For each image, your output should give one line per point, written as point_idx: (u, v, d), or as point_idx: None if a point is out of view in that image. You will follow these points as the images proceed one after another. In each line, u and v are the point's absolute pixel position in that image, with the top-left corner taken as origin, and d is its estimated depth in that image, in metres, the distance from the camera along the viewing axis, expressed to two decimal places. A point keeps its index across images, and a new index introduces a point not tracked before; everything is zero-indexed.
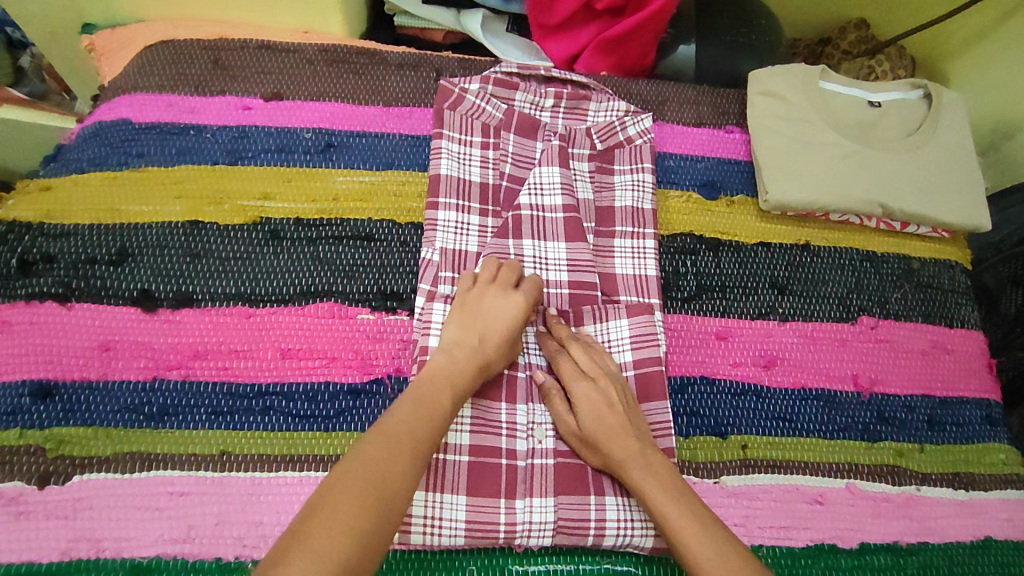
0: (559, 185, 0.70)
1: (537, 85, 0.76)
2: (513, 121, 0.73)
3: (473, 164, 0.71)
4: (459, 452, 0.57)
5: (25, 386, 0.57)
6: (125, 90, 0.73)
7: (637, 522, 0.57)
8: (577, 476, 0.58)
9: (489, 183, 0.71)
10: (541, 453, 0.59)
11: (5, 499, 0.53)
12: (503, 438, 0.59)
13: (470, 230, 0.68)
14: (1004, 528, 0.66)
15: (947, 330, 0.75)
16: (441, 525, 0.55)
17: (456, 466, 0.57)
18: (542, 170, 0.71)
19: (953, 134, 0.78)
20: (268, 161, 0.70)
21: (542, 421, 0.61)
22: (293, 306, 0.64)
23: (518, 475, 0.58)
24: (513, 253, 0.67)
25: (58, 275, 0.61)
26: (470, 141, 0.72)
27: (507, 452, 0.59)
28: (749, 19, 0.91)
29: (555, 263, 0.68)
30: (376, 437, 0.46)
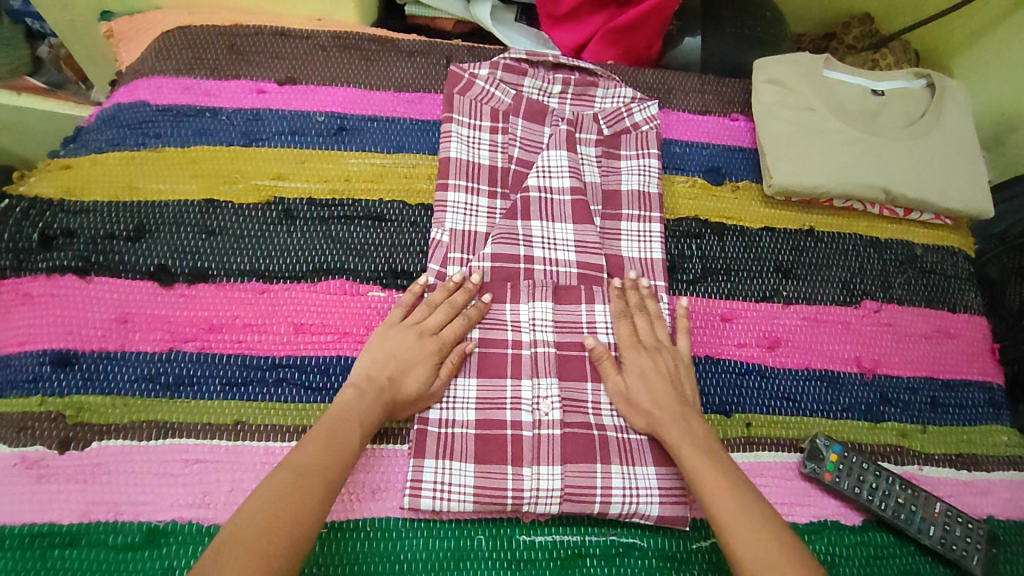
0: (566, 169, 0.71)
1: (546, 72, 0.78)
2: (521, 107, 0.75)
3: (483, 148, 0.73)
4: (465, 426, 0.59)
5: (46, 355, 0.59)
6: (143, 74, 0.75)
7: (642, 489, 0.58)
8: (584, 447, 0.59)
9: (498, 166, 0.72)
10: (547, 424, 0.60)
11: (27, 462, 0.55)
12: (508, 412, 0.60)
13: (480, 212, 0.69)
14: (1007, 508, 0.66)
15: (950, 315, 0.75)
16: (449, 490, 0.56)
17: (464, 438, 0.59)
18: (550, 153, 0.72)
19: (956, 123, 0.79)
20: (281, 142, 0.71)
21: (547, 394, 0.61)
22: (306, 283, 0.65)
23: (524, 445, 0.59)
24: (521, 233, 0.68)
25: (78, 249, 0.63)
26: (480, 125, 0.73)
27: (512, 425, 0.60)
28: (754, 11, 0.92)
29: (563, 245, 0.68)
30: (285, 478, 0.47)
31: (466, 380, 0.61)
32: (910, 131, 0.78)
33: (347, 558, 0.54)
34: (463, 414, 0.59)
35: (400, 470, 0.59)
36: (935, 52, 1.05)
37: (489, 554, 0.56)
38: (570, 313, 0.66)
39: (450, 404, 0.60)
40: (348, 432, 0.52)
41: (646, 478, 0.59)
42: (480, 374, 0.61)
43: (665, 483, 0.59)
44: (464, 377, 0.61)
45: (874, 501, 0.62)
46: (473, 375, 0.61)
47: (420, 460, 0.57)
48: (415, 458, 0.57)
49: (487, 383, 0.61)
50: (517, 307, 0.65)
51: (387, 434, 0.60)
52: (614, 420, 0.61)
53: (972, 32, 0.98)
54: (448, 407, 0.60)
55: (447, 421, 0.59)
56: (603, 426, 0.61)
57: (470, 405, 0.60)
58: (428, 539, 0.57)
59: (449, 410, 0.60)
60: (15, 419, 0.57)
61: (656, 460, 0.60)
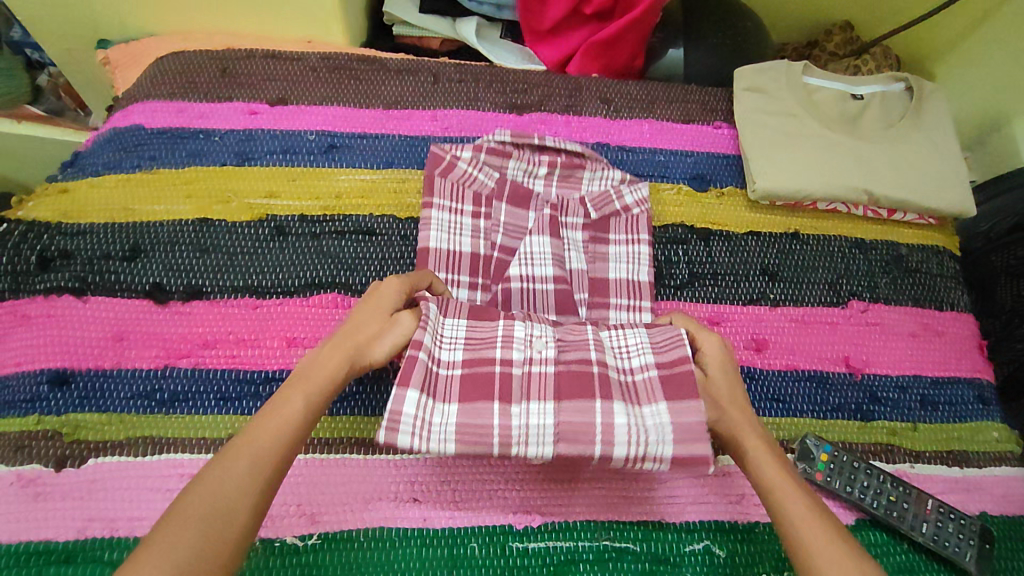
0: (550, 257, 0.69)
1: (530, 154, 0.76)
2: (504, 189, 0.73)
3: (464, 233, 0.71)
4: (451, 366, 0.57)
5: (42, 374, 0.60)
6: (138, 99, 0.76)
7: (652, 435, 0.54)
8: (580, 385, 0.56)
9: (480, 253, 0.70)
10: (541, 361, 0.58)
11: (24, 481, 0.56)
12: (498, 349, 0.58)
13: (462, 233, 0.70)
14: (999, 503, 0.67)
15: (937, 313, 0.76)
16: (430, 429, 0.53)
17: (449, 378, 0.56)
18: (534, 239, 0.69)
19: (935, 125, 0.80)
20: (274, 161, 0.73)
21: (541, 334, 0.59)
22: (299, 298, 0.66)
23: (514, 382, 0.56)
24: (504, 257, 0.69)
25: (75, 270, 0.65)
26: (462, 209, 0.71)
27: (502, 361, 0.57)
28: (736, 22, 0.94)
29: (540, 259, 0.68)
30: (228, 466, 0.42)
31: (456, 320, 0.60)
32: (892, 135, 0.79)
33: (341, 567, 0.55)
34: (450, 353, 0.58)
35: (393, 481, 0.59)
36: (918, 57, 1.06)
37: (481, 562, 0.57)
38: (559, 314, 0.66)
39: (438, 341, 0.57)
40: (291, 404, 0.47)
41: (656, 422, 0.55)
42: (470, 317, 0.60)
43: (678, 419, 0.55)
44: (454, 319, 0.60)
45: (866, 500, 0.62)
46: (462, 317, 0.60)
47: (403, 389, 0.53)
48: (398, 386, 0.53)
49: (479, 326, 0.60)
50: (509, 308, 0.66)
51: (379, 445, 0.61)
52: (616, 360, 0.59)
53: (955, 34, 0.99)
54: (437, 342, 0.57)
55: (434, 357, 0.56)
56: (605, 363, 0.58)
57: (458, 345, 0.58)
58: (422, 548, 0.57)
59: (437, 344, 0.57)
60: (13, 438, 0.58)
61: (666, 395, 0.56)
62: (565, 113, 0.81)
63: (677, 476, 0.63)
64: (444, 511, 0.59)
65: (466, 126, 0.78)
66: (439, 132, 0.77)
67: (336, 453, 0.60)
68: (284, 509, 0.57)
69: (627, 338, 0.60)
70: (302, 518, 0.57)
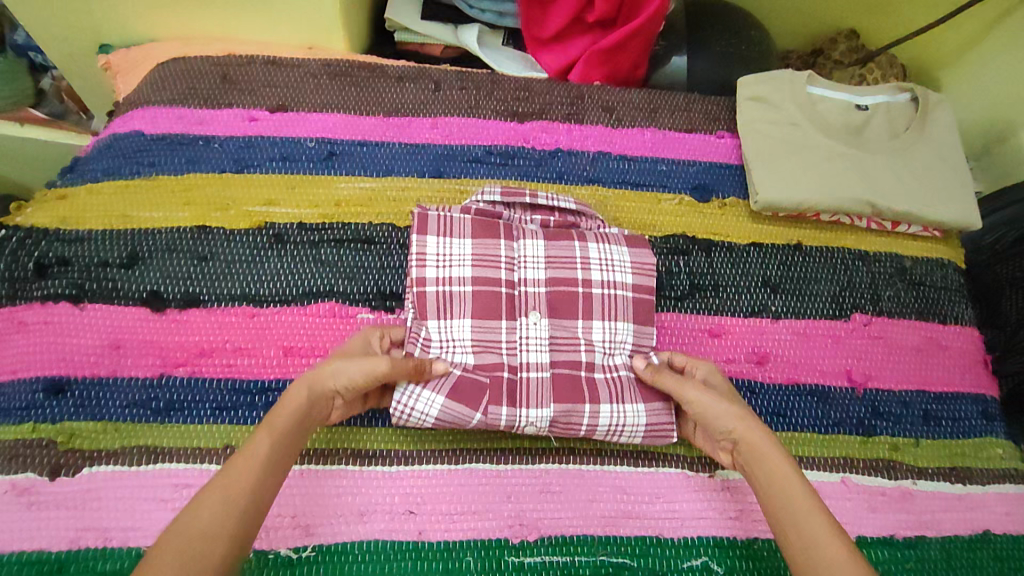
0: (543, 260, 0.66)
1: (522, 212, 0.71)
2: (497, 229, 0.67)
3: (453, 266, 0.65)
4: (463, 283, 0.64)
5: (38, 382, 0.60)
6: (138, 105, 0.76)
7: (628, 424, 0.61)
8: (567, 303, 0.65)
9: (467, 295, 0.64)
10: (536, 366, 0.62)
11: (18, 489, 0.56)
12: (502, 270, 0.65)
13: (454, 261, 0.65)
14: (1003, 522, 0.66)
15: (941, 327, 0.75)
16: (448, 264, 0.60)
17: (461, 296, 0.64)
18: (526, 243, 0.67)
19: (940, 137, 0.80)
20: (272, 168, 0.73)
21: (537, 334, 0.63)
22: (296, 306, 0.66)
23: (517, 301, 0.65)
24: (503, 253, 0.66)
25: (72, 277, 0.64)
26: (447, 266, 0.65)
27: (506, 282, 0.65)
28: (739, 30, 0.93)
29: (535, 344, 0.63)
30: (205, 507, 0.41)
31: (461, 322, 0.63)
32: (896, 146, 0.78)
33: None
34: (460, 271, 0.64)
35: (388, 493, 0.59)
36: (923, 66, 1.05)
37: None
38: (565, 330, 0.65)
39: (448, 348, 0.62)
40: (254, 445, 0.47)
41: (634, 414, 0.61)
42: (473, 316, 0.64)
43: (654, 419, 0.61)
44: (459, 319, 0.63)
45: None
46: (441, 394, 0.58)
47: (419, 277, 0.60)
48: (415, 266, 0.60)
49: (483, 326, 0.63)
50: (514, 323, 0.64)
51: (375, 456, 0.61)
52: (603, 357, 0.65)
53: (961, 44, 0.98)
54: (444, 266, 0.65)
55: (444, 279, 0.64)
56: (589, 281, 0.66)
57: (468, 264, 0.65)
58: (417, 561, 0.57)
59: (445, 268, 0.65)
60: (7, 446, 0.57)
61: (645, 397, 0.62)
62: (566, 122, 0.80)
63: (676, 490, 0.62)
64: (440, 524, 0.58)
65: (467, 134, 0.78)
66: (439, 140, 0.77)
67: (331, 464, 0.60)
68: (278, 522, 0.56)
69: (617, 330, 0.65)
70: (297, 529, 0.56)
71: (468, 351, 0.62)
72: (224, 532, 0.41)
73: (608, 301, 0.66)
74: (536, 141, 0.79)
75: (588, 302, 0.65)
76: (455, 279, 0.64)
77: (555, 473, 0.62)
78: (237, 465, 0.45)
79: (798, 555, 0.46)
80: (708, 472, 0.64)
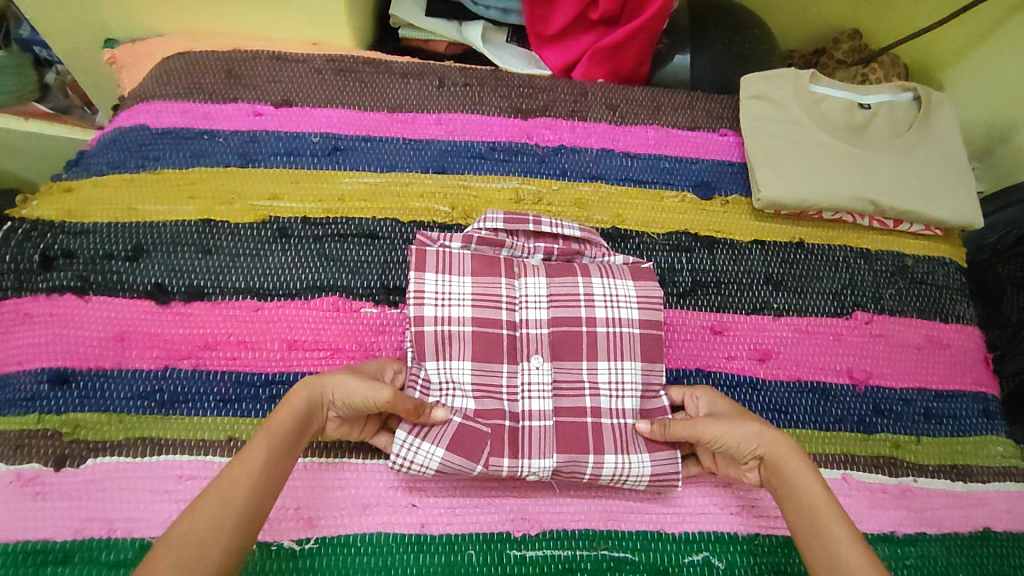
0: (545, 299, 0.65)
1: (525, 240, 0.69)
2: (498, 267, 0.66)
3: (453, 305, 0.63)
4: (462, 323, 0.63)
5: (44, 373, 0.60)
6: (144, 99, 0.77)
7: (631, 475, 0.60)
8: (571, 344, 0.63)
9: (467, 334, 0.63)
10: (538, 415, 0.61)
11: (24, 479, 0.56)
12: (503, 310, 0.64)
13: (454, 301, 0.63)
14: (1003, 520, 0.66)
15: (943, 325, 0.76)
16: (450, 295, 0.63)
17: (461, 336, 0.62)
18: (528, 280, 0.66)
19: (942, 136, 0.80)
20: (277, 163, 0.73)
21: (540, 379, 0.62)
22: (300, 300, 0.66)
23: (517, 343, 0.64)
24: (504, 293, 0.65)
25: (77, 269, 0.65)
26: (448, 304, 0.63)
27: (506, 322, 0.64)
28: (743, 29, 0.94)
29: (538, 391, 0.62)
30: (202, 513, 0.42)
31: (461, 365, 0.62)
32: (899, 144, 0.79)
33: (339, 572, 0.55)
34: (459, 312, 0.63)
35: (391, 487, 0.59)
36: (926, 66, 1.05)
37: (479, 569, 0.57)
38: (569, 371, 0.63)
39: (448, 392, 0.61)
40: (253, 451, 0.47)
41: (638, 465, 0.60)
42: (474, 360, 0.62)
43: (659, 469, 0.60)
44: (459, 361, 0.62)
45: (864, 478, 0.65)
46: (441, 446, 0.57)
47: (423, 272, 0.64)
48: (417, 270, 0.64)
49: (483, 369, 0.62)
50: (515, 368, 0.63)
51: (377, 450, 0.61)
52: (611, 401, 0.62)
53: (963, 44, 0.98)
54: (443, 305, 0.63)
55: (442, 318, 0.63)
56: (594, 318, 0.64)
57: (467, 303, 0.64)
58: (419, 554, 0.57)
59: (444, 307, 0.63)
60: (13, 436, 0.58)
61: (650, 446, 0.61)
62: (570, 119, 0.80)
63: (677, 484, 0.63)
64: (442, 518, 0.58)
65: (470, 130, 0.78)
66: (443, 136, 0.77)
67: (334, 458, 0.60)
68: (281, 513, 0.56)
69: (623, 371, 0.63)
70: (300, 521, 0.56)
71: (469, 396, 0.61)
72: (221, 537, 0.41)
73: (613, 340, 0.64)
74: (540, 138, 0.79)
75: (594, 343, 0.63)
76: (454, 318, 0.63)
77: None
78: (236, 470, 0.46)
79: (822, 566, 0.47)
80: (710, 469, 0.64)
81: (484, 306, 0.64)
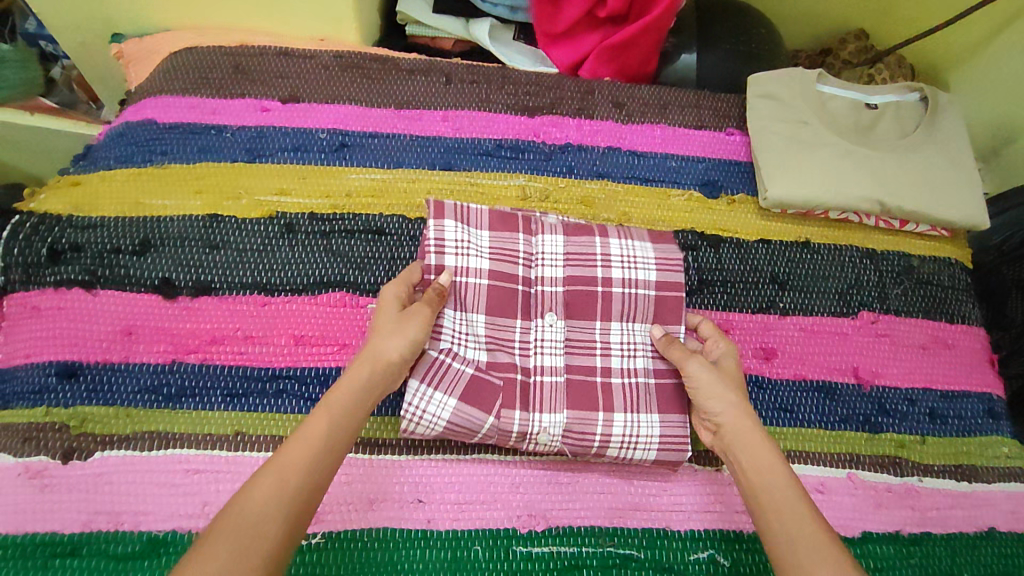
0: (562, 257, 0.66)
1: None
2: (515, 223, 0.67)
3: (471, 256, 0.64)
4: (479, 276, 0.63)
5: (51, 366, 0.60)
6: (151, 94, 0.77)
7: (641, 437, 0.60)
8: (587, 303, 0.64)
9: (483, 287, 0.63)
10: (551, 370, 0.62)
11: (32, 472, 0.56)
12: (519, 267, 0.65)
13: (472, 254, 0.64)
14: (1008, 520, 0.66)
15: (948, 326, 0.76)
16: (468, 248, 0.64)
17: (477, 289, 0.63)
18: (545, 238, 0.66)
19: (950, 137, 0.80)
20: (284, 158, 0.73)
21: (553, 336, 0.63)
22: (307, 295, 0.66)
23: (533, 300, 0.65)
24: (522, 249, 0.66)
25: (85, 263, 0.65)
26: (466, 253, 0.63)
27: (523, 279, 0.65)
28: (749, 29, 0.94)
29: (550, 347, 0.63)
30: (262, 489, 0.44)
31: (474, 316, 0.63)
32: (906, 145, 0.78)
33: (346, 567, 0.55)
34: (477, 263, 0.63)
35: (398, 482, 0.59)
36: (931, 67, 1.05)
37: (486, 564, 0.57)
38: (581, 331, 0.64)
39: (460, 341, 0.61)
40: (315, 425, 0.49)
41: (648, 426, 0.61)
42: (488, 312, 0.63)
43: (668, 429, 0.61)
44: (473, 313, 0.63)
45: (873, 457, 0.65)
46: (453, 395, 0.58)
47: (440, 222, 0.64)
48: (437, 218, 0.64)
49: (496, 324, 0.63)
50: (528, 325, 0.64)
51: (385, 444, 0.61)
52: (621, 360, 0.64)
53: (969, 45, 0.98)
54: (462, 255, 0.63)
55: (462, 269, 0.63)
56: (611, 279, 0.64)
57: (484, 256, 0.64)
58: (426, 549, 0.57)
59: (462, 258, 0.63)
60: (21, 429, 0.58)
61: (661, 407, 0.62)
62: (576, 117, 0.80)
63: (683, 483, 0.63)
64: (448, 513, 0.59)
65: (478, 127, 0.78)
66: (450, 132, 0.77)
67: None
68: None
69: (634, 332, 0.65)
70: None
71: (483, 347, 0.62)
72: (283, 512, 0.43)
73: (628, 300, 0.64)
74: (546, 135, 0.79)
75: (608, 304, 0.64)
76: (472, 271, 0.63)
77: (562, 465, 0.62)
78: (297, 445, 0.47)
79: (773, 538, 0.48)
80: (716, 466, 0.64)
81: (500, 262, 0.64)
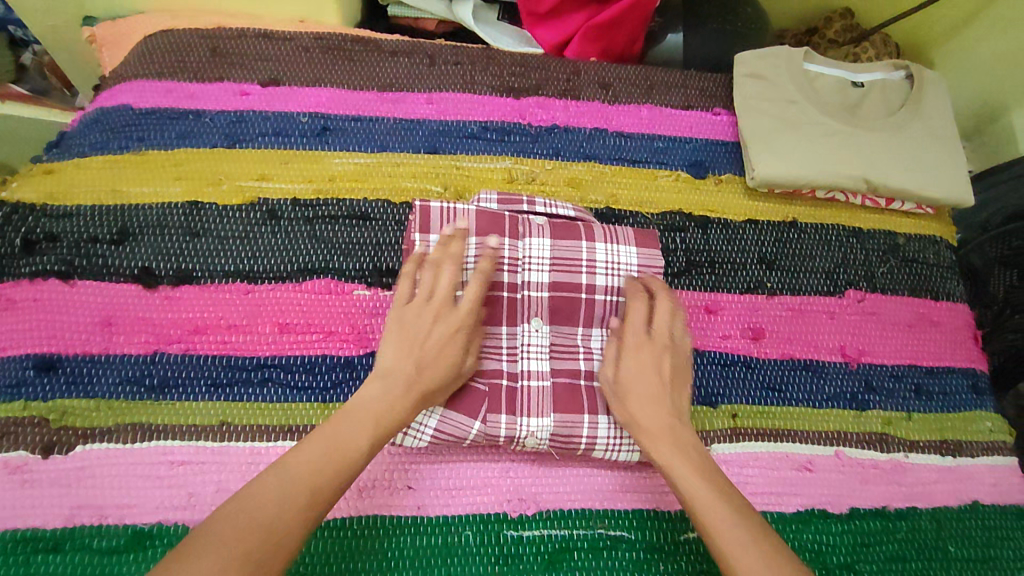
0: (548, 260, 0.64)
1: None
2: (503, 225, 0.64)
3: None
4: None
5: (28, 359, 0.59)
6: (125, 78, 0.74)
7: (626, 438, 0.60)
8: (570, 309, 0.64)
9: None
10: (538, 375, 0.61)
11: (11, 468, 0.55)
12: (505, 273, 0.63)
13: None
14: (991, 493, 0.67)
15: (933, 303, 0.76)
16: None
17: None
18: (532, 241, 0.64)
19: (935, 114, 0.79)
20: (265, 143, 0.71)
21: (540, 341, 0.63)
22: (292, 282, 0.65)
23: (519, 306, 0.64)
24: (507, 254, 0.63)
25: (60, 254, 0.63)
26: None
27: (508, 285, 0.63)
28: (736, 6, 0.92)
29: (537, 352, 0.62)
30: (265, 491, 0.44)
31: None
32: (892, 122, 0.78)
33: (337, 555, 0.55)
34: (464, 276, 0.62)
35: (388, 468, 0.59)
36: (918, 45, 1.05)
37: (477, 549, 0.57)
38: (565, 336, 0.64)
39: None
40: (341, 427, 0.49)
41: None
42: None
43: None
44: None
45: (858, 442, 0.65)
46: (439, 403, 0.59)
47: (425, 234, 0.62)
48: (421, 232, 0.62)
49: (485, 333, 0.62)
50: (514, 330, 0.63)
51: None
52: None
53: (955, 23, 0.98)
54: None
55: None
56: (594, 286, 0.64)
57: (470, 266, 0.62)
58: (416, 536, 0.57)
59: None
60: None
61: None
62: (563, 98, 0.79)
63: None
64: (438, 499, 0.58)
65: (462, 110, 0.76)
66: (435, 116, 0.76)
67: None
68: None
69: None
70: None
71: None
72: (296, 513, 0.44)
73: (610, 307, 0.64)
74: (532, 117, 0.78)
75: (591, 309, 0.64)
76: None
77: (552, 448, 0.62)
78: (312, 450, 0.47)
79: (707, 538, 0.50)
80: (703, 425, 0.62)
81: None
